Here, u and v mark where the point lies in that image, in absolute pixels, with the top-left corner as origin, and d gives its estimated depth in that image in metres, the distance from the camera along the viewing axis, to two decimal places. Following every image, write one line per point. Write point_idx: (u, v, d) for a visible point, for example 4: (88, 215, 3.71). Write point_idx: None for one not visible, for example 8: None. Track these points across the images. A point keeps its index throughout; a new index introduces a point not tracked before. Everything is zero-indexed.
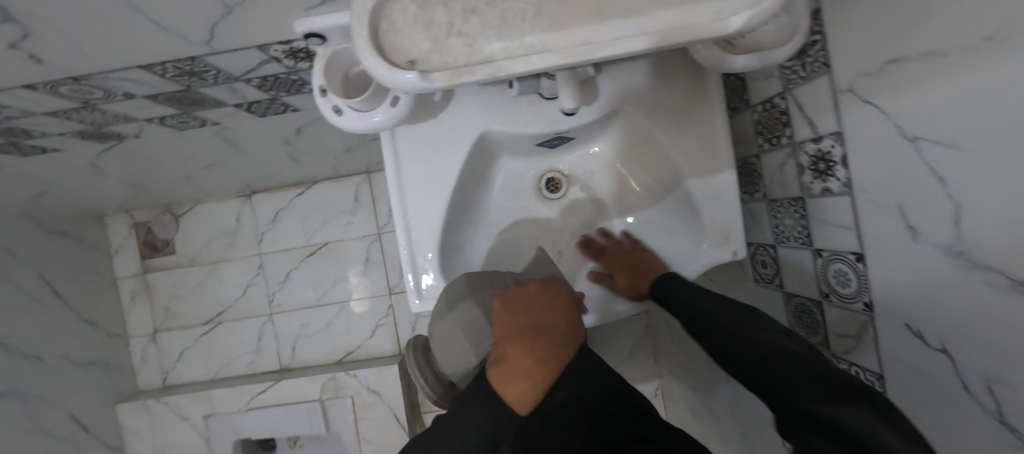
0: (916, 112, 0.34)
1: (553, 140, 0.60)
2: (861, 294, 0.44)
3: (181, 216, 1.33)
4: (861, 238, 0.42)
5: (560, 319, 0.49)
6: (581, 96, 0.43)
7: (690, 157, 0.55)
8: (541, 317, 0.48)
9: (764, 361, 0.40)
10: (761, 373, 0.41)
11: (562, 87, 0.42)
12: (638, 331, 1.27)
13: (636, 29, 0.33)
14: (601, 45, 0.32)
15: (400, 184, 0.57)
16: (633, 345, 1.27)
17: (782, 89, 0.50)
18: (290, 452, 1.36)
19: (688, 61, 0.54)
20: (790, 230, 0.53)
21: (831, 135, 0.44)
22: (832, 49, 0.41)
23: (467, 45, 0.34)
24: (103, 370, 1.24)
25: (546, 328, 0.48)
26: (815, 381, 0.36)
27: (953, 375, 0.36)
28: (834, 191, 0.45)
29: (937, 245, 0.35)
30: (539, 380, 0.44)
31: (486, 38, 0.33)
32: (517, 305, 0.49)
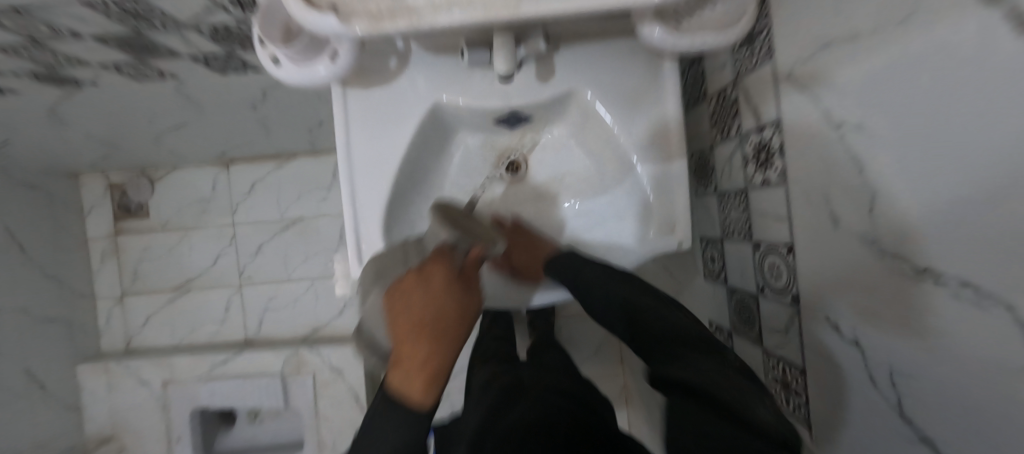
0: (843, 97, 0.34)
1: (511, 118, 0.60)
2: (790, 286, 0.43)
3: (158, 180, 1.32)
4: (791, 228, 0.42)
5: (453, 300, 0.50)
6: (512, 62, 0.45)
7: (642, 142, 0.56)
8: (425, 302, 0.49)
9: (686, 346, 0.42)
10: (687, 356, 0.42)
11: (498, 50, 0.45)
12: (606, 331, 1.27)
13: None
14: (526, 4, 0.32)
15: (349, 148, 0.56)
16: (599, 345, 1.27)
17: (733, 79, 0.49)
18: (249, 426, 1.36)
19: (644, 48, 0.54)
20: (735, 223, 0.53)
21: (771, 125, 0.43)
22: (775, 37, 0.41)
23: None
24: (64, 328, 1.22)
25: (433, 311, 0.48)
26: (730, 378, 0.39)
27: (861, 368, 0.35)
28: (772, 181, 0.44)
29: (854, 233, 0.34)
30: (436, 363, 0.46)
31: None
32: (403, 295, 0.49)
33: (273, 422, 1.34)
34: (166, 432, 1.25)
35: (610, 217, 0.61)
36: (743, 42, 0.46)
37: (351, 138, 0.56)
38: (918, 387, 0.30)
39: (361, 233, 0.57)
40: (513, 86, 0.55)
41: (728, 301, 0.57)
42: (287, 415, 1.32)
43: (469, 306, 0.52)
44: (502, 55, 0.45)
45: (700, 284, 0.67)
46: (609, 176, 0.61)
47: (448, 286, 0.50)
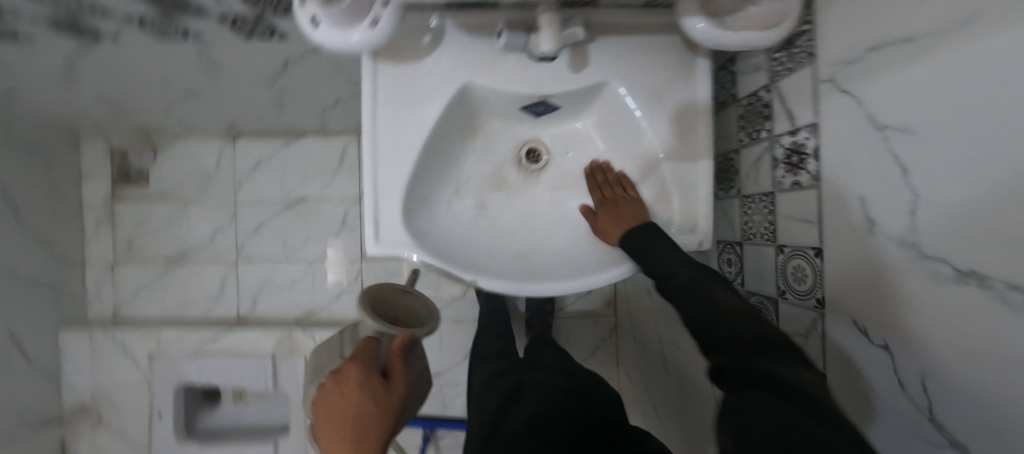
0: (890, 100, 0.34)
1: (538, 107, 0.60)
2: (815, 290, 0.43)
3: (161, 149, 1.29)
4: (821, 232, 0.42)
5: (376, 398, 0.50)
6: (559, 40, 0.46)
7: (669, 141, 0.56)
8: (344, 403, 0.49)
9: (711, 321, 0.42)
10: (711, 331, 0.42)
11: (544, 28, 0.45)
12: (603, 333, 1.28)
13: None
14: None
15: (374, 122, 0.55)
16: (596, 347, 1.27)
17: (768, 81, 0.49)
18: (234, 407, 1.33)
19: (678, 46, 0.54)
20: (757, 226, 0.53)
21: (807, 128, 0.43)
22: (819, 39, 0.41)
23: None
24: (51, 292, 1.19)
25: (354, 415, 0.49)
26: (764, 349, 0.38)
27: (891, 372, 0.35)
28: (803, 184, 0.44)
29: (891, 237, 0.34)
30: None
31: None
32: (325, 399, 0.50)
33: (259, 404, 1.31)
34: (148, 407, 1.22)
35: None
36: (782, 45, 0.46)
37: (377, 113, 0.55)
38: (952, 393, 0.30)
39: (381, 209, 0.55)
40: (545, 73, 0.55)
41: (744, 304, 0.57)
42: (275, 398, 1.30)
43: (394, 399, 0.52)
44: (550, 32, 0.45)
45: None
46: (632, 173, 0.60)
47: (369, 385, 0.50)
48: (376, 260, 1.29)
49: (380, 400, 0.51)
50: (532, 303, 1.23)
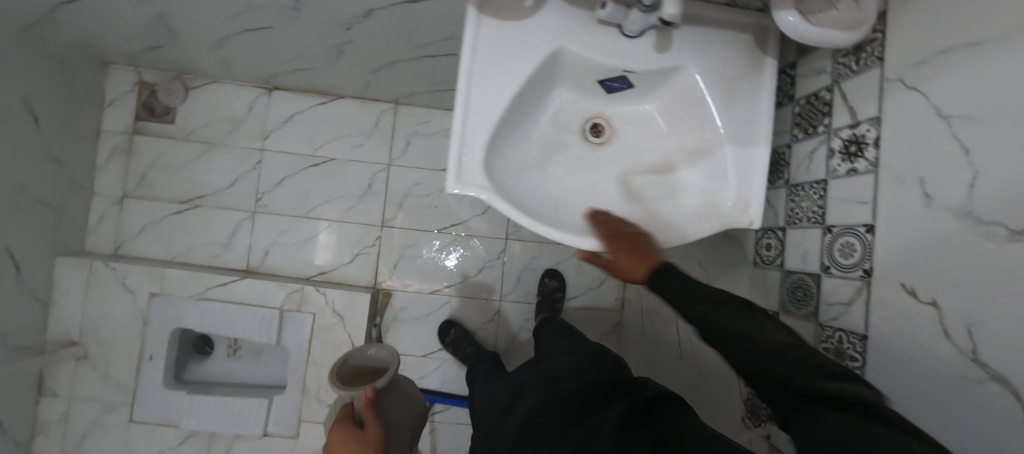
0: (956, 93, 0.40)
1: (615, 82, 0.64)
2: (863, 262, 0.49)
3: (192, 89, 1.27)
4: (874, 211, 0.48)
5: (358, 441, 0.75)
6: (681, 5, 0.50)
7: (732, 127, 0.62)
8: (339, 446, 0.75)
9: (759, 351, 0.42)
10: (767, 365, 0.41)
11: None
12: (607, 327, 1.33)
13: None
14: None
15: (471, 71, 0.58)
16: (598, 339, 1.31)
17: (831, 82, 0.56)
18: (225, 360, 1.30)
19: (749, 45, 0.61)
20: (804, 211, 0.59)
21: (869, 121, 0.50)
22: (889, 45, 0.48)
23: None
24: (55, 215, 1.14)
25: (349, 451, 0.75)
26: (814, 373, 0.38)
27: (937, 324, 0.40)
28: (860, 170, 0.50)
29: (948, 210, 0.40)
30: None
31: None
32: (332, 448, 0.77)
33: (254, 359, 1.28)
34: (138, 348, 1.17)
35: (681, 191, 0.65)
36: (851, 50, 0.53)
37: (474, 62, 0.58)
38: (989, 333, 0.35)
39: (465, 151, 0.58)
40: (632, 50, 0.60)
41: (781, 283, 0.63)
42: (269, 355, 1.27)
43: (371, 436, 0.76)
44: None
45: (745, 273, 0.72)
46: (693, 154, 0.65)
47: (349, 431, 0.76)
48: (396, 229, 1.30)
49: (360, 438, 0.76)
50: (542, 289, 1.28)
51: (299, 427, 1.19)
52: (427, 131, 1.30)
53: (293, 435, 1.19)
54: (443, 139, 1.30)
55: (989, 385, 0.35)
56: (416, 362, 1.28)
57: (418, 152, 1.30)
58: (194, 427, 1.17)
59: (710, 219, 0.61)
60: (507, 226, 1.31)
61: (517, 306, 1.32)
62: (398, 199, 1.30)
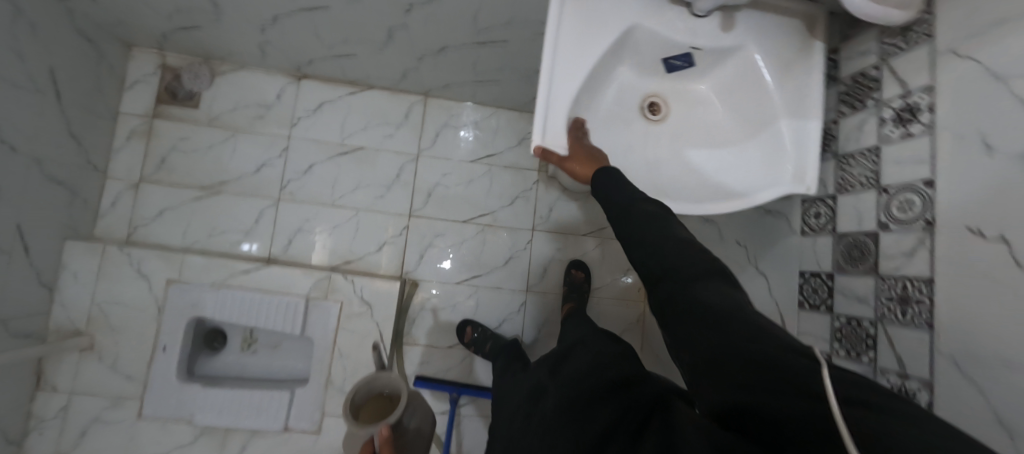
0: (1013, 56, 0.46)
1: (678, 60, 0.69)
2: (924, 213, 0.54)
3: (219, 75, 1.26)
4: (933, 167, 0.53)
5: None
6: None
7: (788, 103, 0.67)
8: None
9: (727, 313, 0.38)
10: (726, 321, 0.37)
11: None
12: (630, 319, 1.35)
13: None
14: None
15: (554, 41, 0.62)
16: (622, 331, 1.34)
17: (878, 61, 0.63)
18: (239, 356, 1.23)
19: (800, 29, 0.67)
20: (856, 177, 0.64)
21: (921, 90, 0.56)
22: (937, 25, 0.55)
23: None
24: (68, 196, 1.08)
25: None
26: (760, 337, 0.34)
27: (1008, 257, 0.45)
28: (914, 133, 0.56)
29: (1010, 155, 0.45)
30: None
31: None
32: None
33: (272, 353, 1.23)
34: (151, 338, 1.11)
35: (738, 163, 0.69)
36: (898, 31, 0.60)
37: (559, 32, 0.62)
38: None
39: (549, 114, 0.61)
40: (698, 29, 0.66)
41: (836, 246, 0.67)
42: (289, 347, 1.22)
43: None
44: None
45: (794, 244, 0.77)
46: (748, 130, 0.70)
47: None
48: (424, 218, 1.29)
49: None
50: (569, 280, 1.28)
51: (321, 421, 1.14)
52: (457, 123, 1.33)
53: (315, 430, 1.14)
54: (471, 132, 1.33)
55: None
56: (443, 353, 1.26)
57: (446, 144, 1.32)
58: (209, 422, 1.10)
59: (771, 186, 0.65)
60: (534, 218, 1.33)
61: (543, 297, 1.32)
62: (427, 189, 1.30)
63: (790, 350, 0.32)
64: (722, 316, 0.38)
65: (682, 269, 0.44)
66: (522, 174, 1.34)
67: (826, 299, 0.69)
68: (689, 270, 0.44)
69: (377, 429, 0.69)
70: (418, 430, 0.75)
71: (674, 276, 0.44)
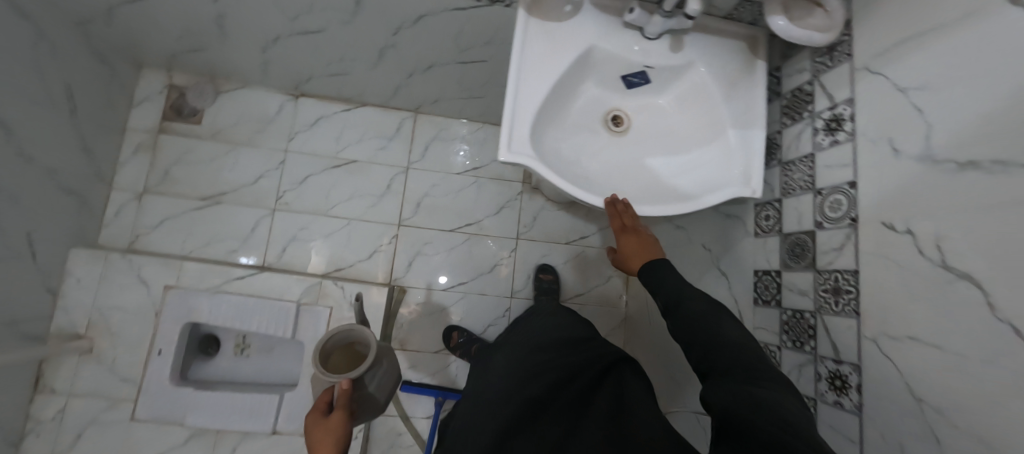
0: (912, 72, 0.53)
1: (636, 77, 0.76)
2: (849, 211, 0.60)
3: (223, 92, 1.34)
4: (855, 170, 0.59)
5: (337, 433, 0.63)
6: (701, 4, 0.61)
7: (735, 112, 0.73)
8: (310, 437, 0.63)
9: (762, 402, 0.43)
10: (760, 403, 0.43)
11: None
12: (614, 322, 1.40)
13: None
14: None
15: (520, 59, 0.69)
16: (604, 330, 1.39)
17: (811, 77, 0.70)
18: (231, 360, 1.27)
19: (743, 50, 0.75)
20: (797, 181, 0.70)
21: (845, 102, 0.63)
22: (855, 45, 0.62)
23: None
24: (77, 205, 1.15)
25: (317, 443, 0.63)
26: (787, 428, 0.40)
27: (912, 246, 0.50)
28: (841, 140, 0.62)
29: (915, 158, 0.51)
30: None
31: None
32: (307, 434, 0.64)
33: (263, 357, 1.26)
34: (148, 342, 1.16)
35: (693, 168, 0.75)
36: (826, 51, 0.67)
37: (524, 53, 0.69)
38: (956, 245, 0.45)
39: (515, 124, 0.67)
40: (650, 49, 0.73)
41: (782, 245, 0.73)
42: (281, 351, 1.26)
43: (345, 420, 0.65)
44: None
45: (748, 244, 0.82)
46: (702, 139, 0.76)
47: (318, 420, 0.65)
48: (414, 227, 1.35)
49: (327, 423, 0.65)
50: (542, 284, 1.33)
51: None
52: (445, 137, 1.40)
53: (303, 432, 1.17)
54: (460, 146, 1.40)
55: (961, 282, 0.45)
56: (430, 358, 1.30)
57: (436, 157, 1.39)
58: (201, 424, 1.14)
59: (722, 189, 0.71)
60: (518, 226, 1.39)
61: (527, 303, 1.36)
62: (416, 199, 1.37)
63: (798, 439, 0.39)
64: (761, 402, 0.43)
65: (735, 358, 0.51)
66: (508, 185, 1.40)
67: (776, 294, 0.73)
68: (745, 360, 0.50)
69: (338, 381, 0.72)
70: (378, 392, 0.79)
71: (737, 371, 0.50)
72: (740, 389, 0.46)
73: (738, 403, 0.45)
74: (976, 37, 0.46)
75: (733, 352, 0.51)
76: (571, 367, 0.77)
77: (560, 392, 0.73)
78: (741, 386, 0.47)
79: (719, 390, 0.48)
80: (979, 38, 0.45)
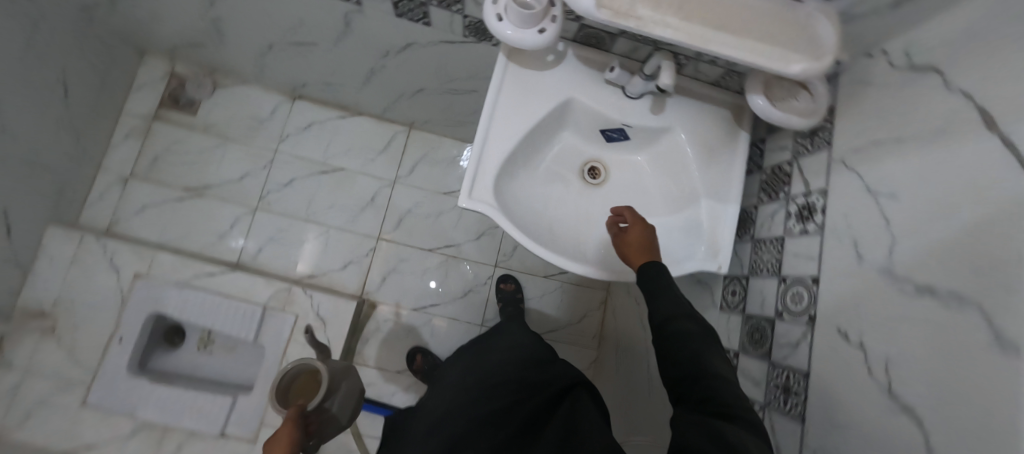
0: (884, 175, 0.51)
1: (614, 133, 0.75)
2: (809, 309, 0.57)
3: (221, 87, 1.35)
4: (820, 266, 0.57)
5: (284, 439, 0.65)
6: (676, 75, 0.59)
7: (710, 182, 0.71)
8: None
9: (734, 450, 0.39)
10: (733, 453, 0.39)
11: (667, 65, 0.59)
12: (586, 352, 1.37)
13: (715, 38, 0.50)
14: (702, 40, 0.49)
15: (494, 105, 0.68)
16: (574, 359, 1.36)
17: (791, 158, 0.67)
18: (194, 354, 1.27)
19: (726, 119, 0.73)
20: (765, 262, 0.68)
21: (818, 192, 0.60)
22: (836, 134, 0.60)
23: (635, 22, 0.49)
24: (59, 184, 1.15)
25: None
26: None
27: (863, 363, 0.48)
28: (809, 231, 0.60)
29: (878, 267, 0.48)
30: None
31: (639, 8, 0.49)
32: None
33: (225, 355, 1.26)
34: (110, 328, 1.15)
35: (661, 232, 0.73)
36: (807, 134, 0.65)
37: (499, 98, 0.68)
38: (904, 373, 0.43)
39: (480, 170, 0.66)
40: (630, 107, 0.71)
41: (742, 325, 0.70)
42: (243, 352, 1.25)
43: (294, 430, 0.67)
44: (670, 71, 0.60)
45: (712, 315, 0.79)
46: (675, 203, 0.74)
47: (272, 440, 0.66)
48: (392, 242, 1.34)
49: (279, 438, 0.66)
50: (501, 294, 1.31)
51: (259, 432, 1.15)
52: (436, 156, 1.39)
53: (251, 438, 1.15)
54: (449, 167, 1.40)
55: (903, 416, 0.42)
56: (390, 377, 1.27)
57: (424, 174, 1.38)
58: (150, 418, 1.12)
59: (687, 260, 0.69)
60: (497, 254, 1.37)
61: None
62: (398, 214, 1.36)
63: None
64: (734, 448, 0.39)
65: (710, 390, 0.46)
66: None
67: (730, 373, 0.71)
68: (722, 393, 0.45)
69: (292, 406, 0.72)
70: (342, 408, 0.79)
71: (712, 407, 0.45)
72: (708, 423, 0.43)
73: (700, 437, 0.42)
74: (948, 156, 0.43)
75: (713, 383, 0.46)
76: (532, 385, 0.74)
77: (517, 409, 0.71)
78: (709, 420, 0.44)
79: (685, 422, 0.45)
80: (950, 158, 0.43)
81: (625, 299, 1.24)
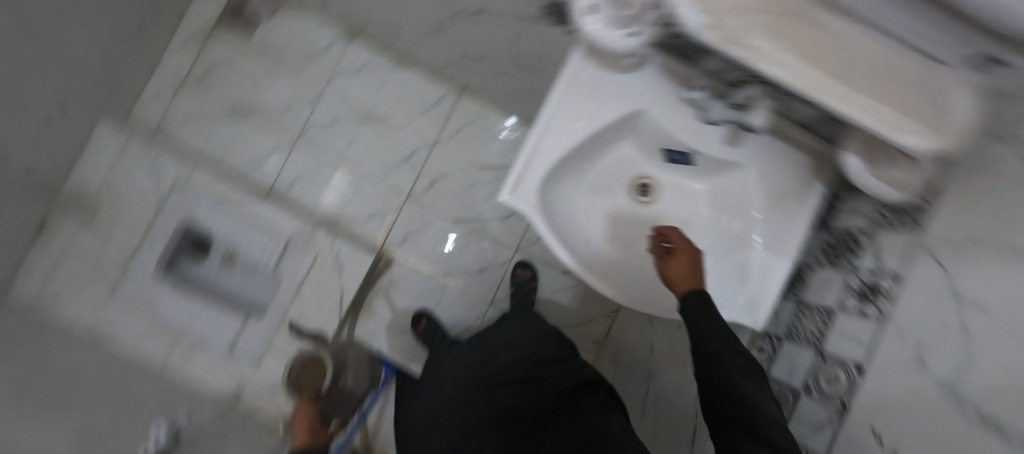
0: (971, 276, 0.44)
1: (677, 156, 0.71)
2: (844, 396, 0.54)
3: (282, 9, 1.31)
4: (867, 355, 0.52)
5: None
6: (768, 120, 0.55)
7: (767, 231, 0.66)
8: None
9: None
10: None
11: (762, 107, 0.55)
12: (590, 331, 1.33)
13: (830, 90, 0.42)
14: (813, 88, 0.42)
15: (558, 102, 0.63)
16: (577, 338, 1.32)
17: (868, 228, 0.61)
18: (217, 272, 1.29)
19: (805, 168, 0.66)
20: (807, 330, 0.64)
21: (891, 276, 0.54)
22: (932, 218, 0.52)
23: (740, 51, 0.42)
24: (115, 77, 1.17)
25: None
26: None
27: None
28: (868, 315, 0.55)
29: (937, 379, 0.44)
30: None
31: (750, 33, 0.42)
32: None
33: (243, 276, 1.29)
34: (144, 227, 1.21)
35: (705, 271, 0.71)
36: (894, 208, 0.57)
37: (562, 99, 0.64)
38: None
39: (528, 168, 0.63)
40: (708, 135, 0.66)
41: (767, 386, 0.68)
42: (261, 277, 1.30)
43: None
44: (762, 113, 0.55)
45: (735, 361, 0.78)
46: (725, 243, 0.71)
47: None
48: (420, 203, 1.33)
49: None
50: (515, 279, 1.30)
51: (266, 354, 1.22)
52: (481, 126, 1.35)
53: (255, 358, 1.21)
54: (491, 138, 1.35)
55: None
56: (393, 333, 1.30)
57: (464, 141, 1.35)
58: (169, 318, 1.20)
59: (725, 307, 0.67)
60: (521, 239, 1.35)
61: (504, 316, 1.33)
62: (432, 177, 1.34)
63: None
64: None
65: (756, 428, 0.46)
66: None
67: None
68: (768, 434, 0.46)
69: None
70: None
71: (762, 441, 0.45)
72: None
73: None
74: None
75: (760, 417, 0.47)
76: (536, 384, 0.68)
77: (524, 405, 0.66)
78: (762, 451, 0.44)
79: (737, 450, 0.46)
80: None
81: (634, 320, 1.21)
